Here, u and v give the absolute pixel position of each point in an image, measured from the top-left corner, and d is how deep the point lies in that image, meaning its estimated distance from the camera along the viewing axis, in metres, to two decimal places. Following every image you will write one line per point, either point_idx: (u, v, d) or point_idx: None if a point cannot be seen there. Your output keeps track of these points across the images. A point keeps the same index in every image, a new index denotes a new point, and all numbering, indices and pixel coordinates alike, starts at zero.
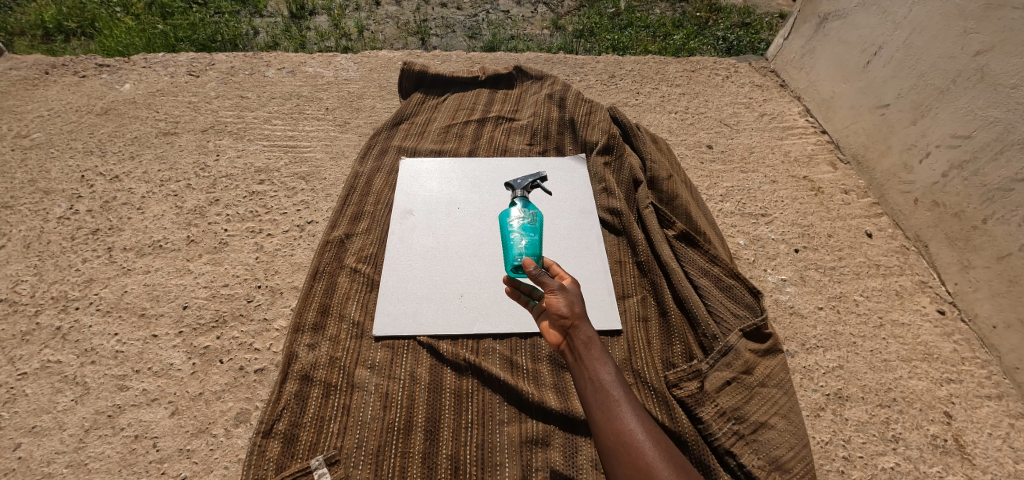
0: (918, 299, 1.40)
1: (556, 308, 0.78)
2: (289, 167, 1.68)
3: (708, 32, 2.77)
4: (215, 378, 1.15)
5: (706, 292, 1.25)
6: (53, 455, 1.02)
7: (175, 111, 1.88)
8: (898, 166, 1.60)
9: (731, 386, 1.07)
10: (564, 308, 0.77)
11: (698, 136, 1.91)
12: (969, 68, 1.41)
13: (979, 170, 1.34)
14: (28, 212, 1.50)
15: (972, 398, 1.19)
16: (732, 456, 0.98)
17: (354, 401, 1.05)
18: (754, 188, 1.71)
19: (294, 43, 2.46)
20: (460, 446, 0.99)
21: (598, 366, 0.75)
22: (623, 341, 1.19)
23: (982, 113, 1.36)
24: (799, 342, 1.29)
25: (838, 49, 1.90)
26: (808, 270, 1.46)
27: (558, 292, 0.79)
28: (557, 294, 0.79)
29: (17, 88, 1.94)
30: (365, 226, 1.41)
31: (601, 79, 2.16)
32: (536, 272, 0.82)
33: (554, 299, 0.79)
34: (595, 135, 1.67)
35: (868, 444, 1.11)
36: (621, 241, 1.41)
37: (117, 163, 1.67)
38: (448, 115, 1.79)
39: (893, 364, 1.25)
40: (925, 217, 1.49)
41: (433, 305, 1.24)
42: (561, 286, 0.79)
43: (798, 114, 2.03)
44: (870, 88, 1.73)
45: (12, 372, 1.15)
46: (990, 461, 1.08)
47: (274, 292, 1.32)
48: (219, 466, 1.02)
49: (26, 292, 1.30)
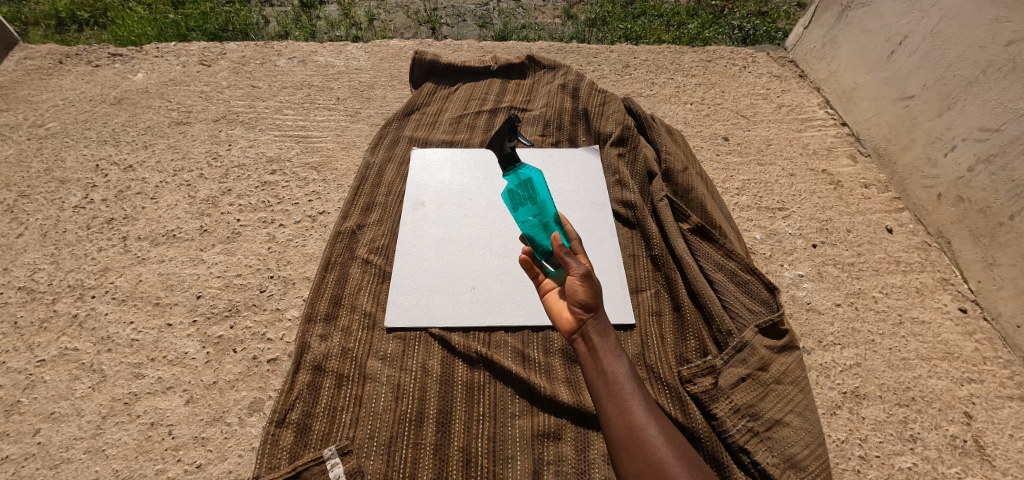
0: (939, 296, 1.36)
1: (575, 291, 0.74)
2: (301, 157, 1.68)
3: (723, 21, 2.69)
4: (229, 367, 1.16)
5: (720, 287, 1.22)
6: (72, 441, 1.04)
7: (187, 100, 1.88)
8: (922, 159, 1.55)
9: (747, 382, 1.05)
10: (585, 295, 0.73)
11: (714, 128, 1.87)
12: (1001, 58, 1.35)
13: (1007, 164, 1.29)
14: (45, 201, 1.51)
15: (994, 399, 1.16)
16: (746, 453, 0.95)
17: (366, 392, 1.05)
18: (772, 181, 1.68)
19: (305, 32, 2.44)
20: (471, 439, 0.99)
21: (610, 357, 0.73)
22: (636, 336, 1.18)
23: (1012, 106, 1.30)
24: (816, 339, 1.27)
25: (861, 38, 1.84)
26: (826, 266, 1.43)
27: (581, 277, 0.73)
28: (579, 280, 0.73)
29: (32, 77, 1.95)
30: (376, 217, 1.41)
31: (615, 69, 2.13)
32: (562, 252, 0.75)
33: (576, 286, 0.74)
34: (608, 126, 1.64)
35: (885, 444, 1.08)
36: (634, 234, 1.40)
37: (131, 152, 1.68)
38: (460, 106, 1.77)
39: (912, 363, 1.22)
40: (948, 212, 1.46)
41: (445, 297, 1.24)
42: (587, 273, 0.74)
43: (817, 106, 1.99)
44: (895, 79, 1.68)
45: (31, 359, 1.17)
46: (1011, 463, 1.05)
47: (286, 282, 1.33)
48: (233, 454, 1.03)
49: (43, 280, 1.32)
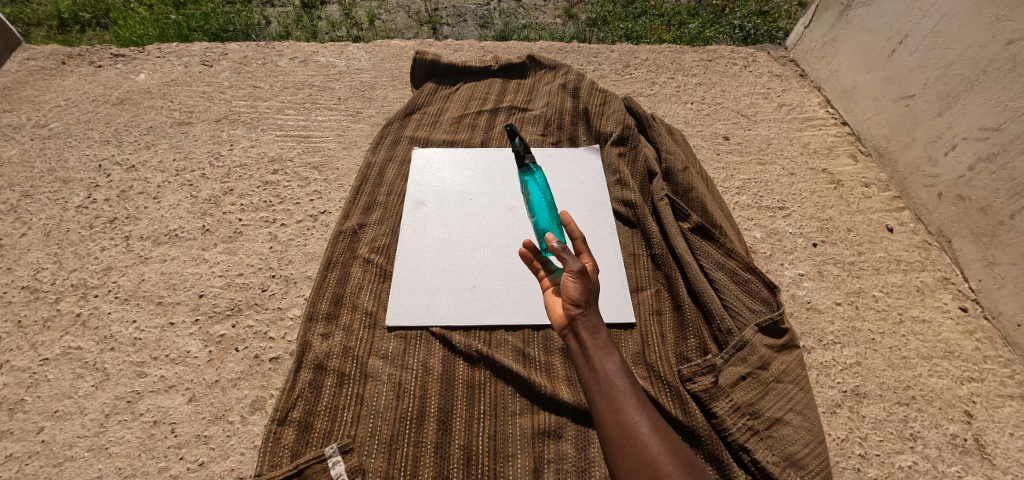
0: (939, 295, 1.37)
1: (568, 289, 0.76)
2: (302, 157, 1.69)
3: (724, 20, 2.69)
4: (231, 366, 1.17)
5: (721, 286, 1.23)
6: (75, 439, 1.05)
7: (189, 100, 1.89)
8: (923, 158, 1.55)
9: (747, 381, 1.05)
10: (577, 293, 0.75)
11: (715, 128, 1.87)
12: (1001, 57, 1.35)
13: (1007, 163, 1.29)
14: (48, 201, 1.52)
15: (994, 397, 1.16)
16: (746, 452, 0.96)
17: (367, 391, 1.05)
18: (772, 180, 1.68)
19: (306, 33, 2.44)
20: (472, 437, 0.99)
21: (602, 355, 0.73)
22: (636, 335, 1.18)
23: (1012, 105, 1.30)
24: (816, 338, 1.27)
25: (861, 37, 1.84)
26: (826, 265, 1.44)
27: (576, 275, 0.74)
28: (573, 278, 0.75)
29: (35, 78, 1.96)
30: (377, 217, 1.41)
31: (615, 69, 2.13)
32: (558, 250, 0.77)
33: (570, 283, 0.75)
34: (609, 125, 1.65)
35: (885, 442, 1.09)
36: (634, 234, 1.40)
37: (134, 152, 1.69)
38: (461, 105, 1.77)
39: (913, 362, 1.22)
40: (949, 211, 1.46)
41: (446, 296, 1.25)
42: (581, 271, 0.75)
43: (818, 105, 1.99)
44: (895, 78, 1.68)
45: (35, 358, 1.18)
46: (1011, 461, 1.05)
47: (288, 281, 1.33)
48: (236, 452, 1.04)
49: (47, 279, 1.33)
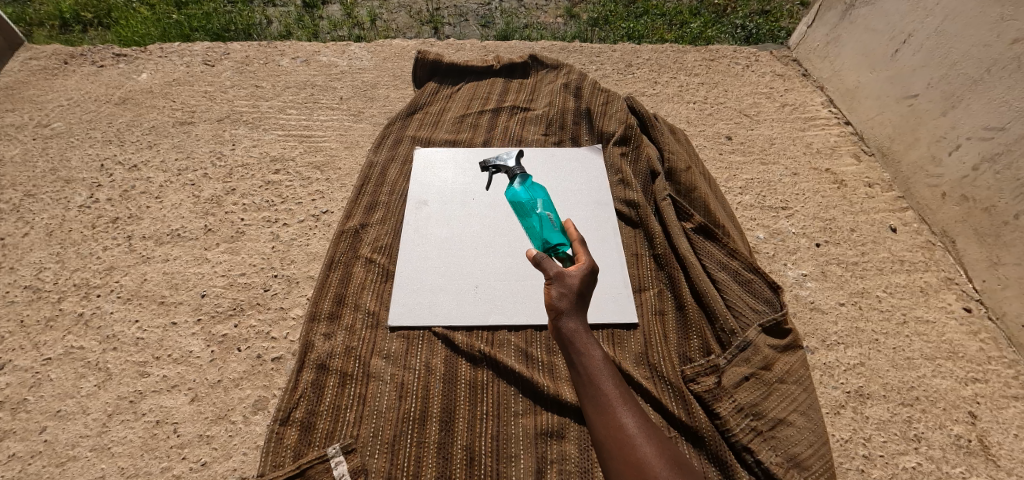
0: (943, 295, 1.36)
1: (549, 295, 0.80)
2: (304, 156, 1.69)
3: (726, 20, 2.69)
4: (233, 365, 1.16)
5: (723, 286, 1.22)
6: (78, 438, 1.05)
7: (191, 100, 1.89)
8: (926, 158, 1.55)
9: (750, 382, 1.05)
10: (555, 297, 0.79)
11: (717, 127, 1.87)
12: (1005, 56, 1.35)
13: (1012, 163, 1.29)
14: (50, 201, 1.52)
15: (998, 398, 1.15)
16: (750, 452, 0.95)
17: (370, 391, 1.05)
18: (774, 180, 1.67)
19: (308, 33, 2.44)
20: (474, 437, 0.99)
21: (585, 358, 0.76)
22: (639, 335, 1.18)
23: (1016, 104, 1.30)
24: (819, 339, 1.27)
25: (864, 37, 1.84)
26: (829, 265, 1.43)
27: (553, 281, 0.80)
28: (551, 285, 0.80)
29: (37, 77, 1.96)
30: (379, 217, 1.41)
31: (617, 68, 2.12)
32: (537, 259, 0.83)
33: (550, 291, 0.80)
34: (611, 125, 1.64)
35: (889, 443, 1.08)
36: (637, 234, 1.40)
37: (135, 152, 1.69)
38: (462, 105, 1.77)
39: (916, 363, 1.22)
40: (953, 211, 1.45)
41: (448, 296, 1.24)
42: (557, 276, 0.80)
43: (820, 105, 1.98)
44: (899, 77, 1.67)
45: (37, 357, 1.18)
46: (1016, 463, 1.05)
47: (290, 281, 1.33)
48: (238, 452, 1.04)
49: (49, 279, 1.33)
